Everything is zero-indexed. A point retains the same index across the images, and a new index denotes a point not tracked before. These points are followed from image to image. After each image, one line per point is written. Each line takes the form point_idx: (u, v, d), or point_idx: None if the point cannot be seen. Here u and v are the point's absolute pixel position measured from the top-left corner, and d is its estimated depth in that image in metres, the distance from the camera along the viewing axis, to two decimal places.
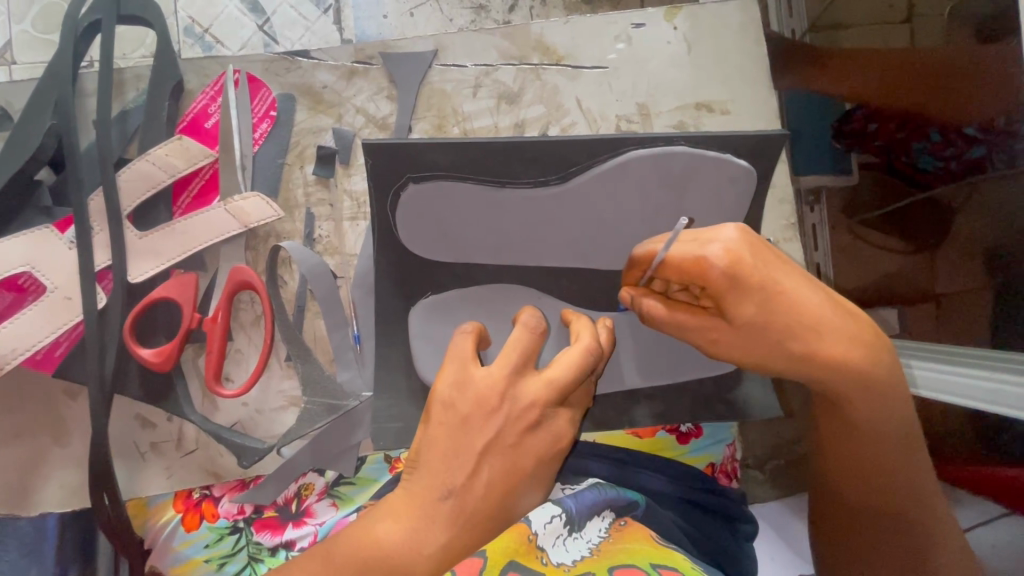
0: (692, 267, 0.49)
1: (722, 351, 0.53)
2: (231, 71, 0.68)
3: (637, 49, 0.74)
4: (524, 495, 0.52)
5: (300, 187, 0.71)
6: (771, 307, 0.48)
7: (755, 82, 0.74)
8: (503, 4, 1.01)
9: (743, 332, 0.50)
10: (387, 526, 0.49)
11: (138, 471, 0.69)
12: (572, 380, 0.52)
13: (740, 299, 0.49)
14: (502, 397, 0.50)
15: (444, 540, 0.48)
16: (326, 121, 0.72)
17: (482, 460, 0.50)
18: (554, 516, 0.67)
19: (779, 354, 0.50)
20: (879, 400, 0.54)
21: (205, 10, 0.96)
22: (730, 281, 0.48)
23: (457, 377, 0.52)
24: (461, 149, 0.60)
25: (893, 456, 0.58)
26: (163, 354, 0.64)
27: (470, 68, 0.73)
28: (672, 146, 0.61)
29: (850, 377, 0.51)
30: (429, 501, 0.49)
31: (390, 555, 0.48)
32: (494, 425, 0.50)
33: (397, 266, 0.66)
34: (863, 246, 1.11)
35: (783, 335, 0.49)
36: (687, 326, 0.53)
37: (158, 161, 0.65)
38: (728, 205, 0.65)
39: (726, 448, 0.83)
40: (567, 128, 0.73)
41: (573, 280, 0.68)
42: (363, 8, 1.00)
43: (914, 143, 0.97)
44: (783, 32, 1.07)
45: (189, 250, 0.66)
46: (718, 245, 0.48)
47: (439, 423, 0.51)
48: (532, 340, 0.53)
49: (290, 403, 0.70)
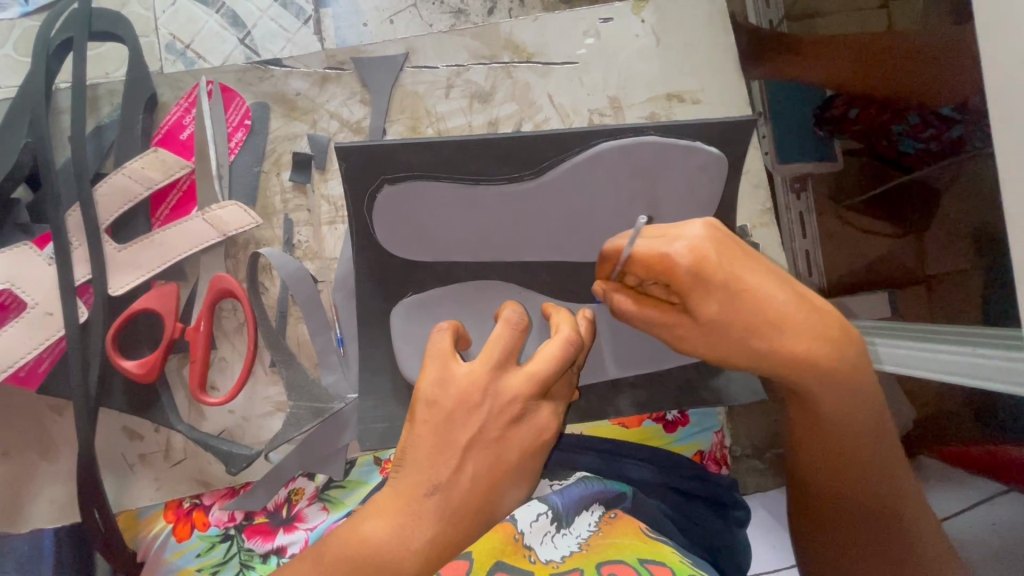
0: (658, 264, 0.50)
1: (690, 347, 0.54)
2: (203, 82, 0.69)
3: (606, 43, 0.75)
4: (507, 492, 0.52)
5: (278, 195, 0.72)
6: (735, 305, 0.49)
7: (724, 70, 0.75)
8: (482, 8, 1.02)
9: (709, 329, 0.51)
10: (376, 523, 0.49)
11: (128, 483, 0.69)
12: (553, 372, 0.52)
13: (705, 296, 0.50)
14: (483, 393, 0.50)
15: (430, 535, 0.49)
16: (301, 127, 0.72)
17: (466, 456, 0.50)
18: (541, 514, 0.69)
19: (744, 351, 0.51)
20: (848, 393, 0.54)
21: (186, 26, 0.97)
22: (695, 278, 0.49)
23: (440, 375, 0.52)
24: (434, 149, 0.61)
25: (863, 448, 0.59)
26: (146, 365, 0.65)
27: (442, 69, 0.74)
28: (642, 136, 0.62)
29: (815, 373, 0.52)
30: (414, 497, 0.49)
31: (377, 553, 0.48)
32: (477, 424, 0.50)
33: (376, 269, 0.67)
34: (849, 231, 1.13)
35: (746, 333, 0.50)
36: (656, 320, 0.54)
37: (135, 174, 0.66)
38: (702, 193, 0.66)
39: (714, 435, 0.84)
40: (540, 124, 0.74)
41: (550, 273, 0.69)
42: (342, 17, 1.01)
43: (893, 126, 0.96)
44: (761, 23, 1.07)
45: (168, 260, 0.66)
46: (683, 242, 0.49)
47: (423, 422, 0.51)
48: (514, 336, 0.53)
49: (277, 408, 0.71)
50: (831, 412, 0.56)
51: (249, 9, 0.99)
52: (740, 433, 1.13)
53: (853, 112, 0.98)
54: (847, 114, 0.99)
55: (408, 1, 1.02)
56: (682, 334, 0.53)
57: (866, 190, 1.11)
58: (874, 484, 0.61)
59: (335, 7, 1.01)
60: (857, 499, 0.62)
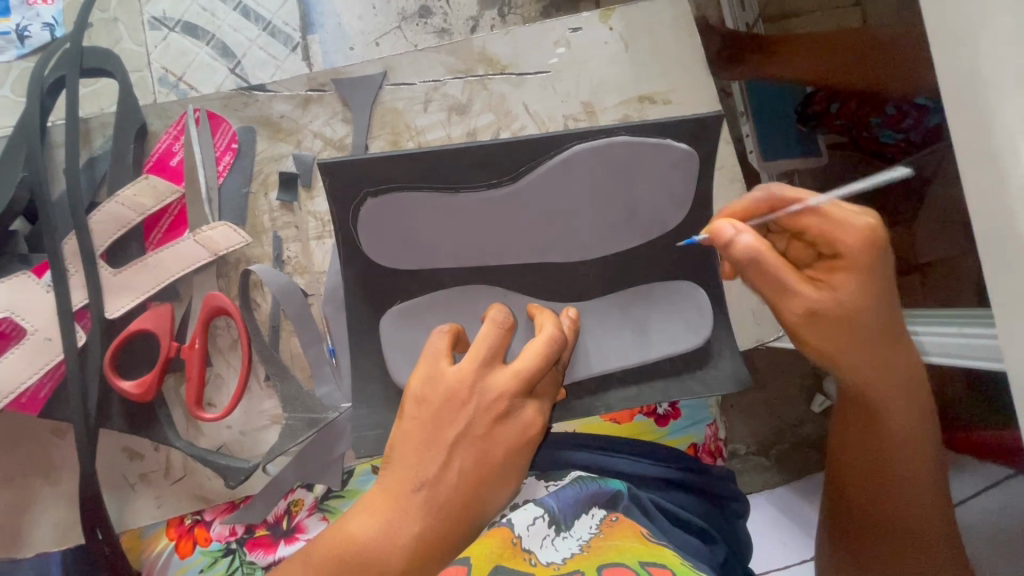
0: (837, 228, 0.53)
1: (812, 322, 0.54)
2: (191, 109, 0.71)
3: (576, 53, 0.77)
4: (490, 494, 0.52)
5: (267, 213, 0.74)
6: (876, 295, 0.53)
7: (694, 71, 0.77)
8: (465, 26, 1.06)
9: (843, 309, 0.53)
10: (363, 522, 0.50)
11: (129, 503, 0.70)
12: (537, 370, 0.53)
13: (855, 278, 0.53)
14: (470, 390, 0.52)
15: (417, 530, 0.50)
16: (286, 148, 0.75)
17: (453, 451, 0.51)
18: (537, 518, 0.69)
19: (861, 337, 0.54)
20: (917, 414, 0.59)
21: (178, 59, 1.01)
22: (860, 253, 0.52)
23: (429, 374, 0.53)
24: (414, 160, 0.63)
25: (916, 481, 0.61)
26: (142, 385, 0.66)
27: (419, 85, 0.76)
28: (615, 137, 0.64)
29: (899, 383, 0.57)
30: (401, 494, 0.50)
31: (362, 550, 0.49)
32: (465, 422, 0.52)
33: (364, 280, 0.69)
34: None
35: (874, 326, 0.54)
36: (790, 282, 0.53)
37: (127, 202, 0.68)
38: (676, 188, 0.68)
39: (707, 428, 0.85)
40: (517, 132, 0.77)
41: (534, 275, 0.71)
42: (329, 43, 1.05)
43: (872, 118, 0.99)
44: (739, 26, 1.11)
45: (161, 282, 0.68)
46: (866, 222, 0.52)
47: (411, 419, 0.53)
48: (500, 335, 0.54)
49: (273, 421, 0.72)
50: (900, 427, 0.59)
51: (238, 39, 1.03)
52: (741, 431, 1.13)
53: (834, 107, 1.02)
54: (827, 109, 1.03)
55: (393, 24, 1.06)
56: (810, 305, 0.53)
57: None
58: (918, 516, 0.61)
59: (322, 32, 1.05)
60: (886, 521, 0.62)
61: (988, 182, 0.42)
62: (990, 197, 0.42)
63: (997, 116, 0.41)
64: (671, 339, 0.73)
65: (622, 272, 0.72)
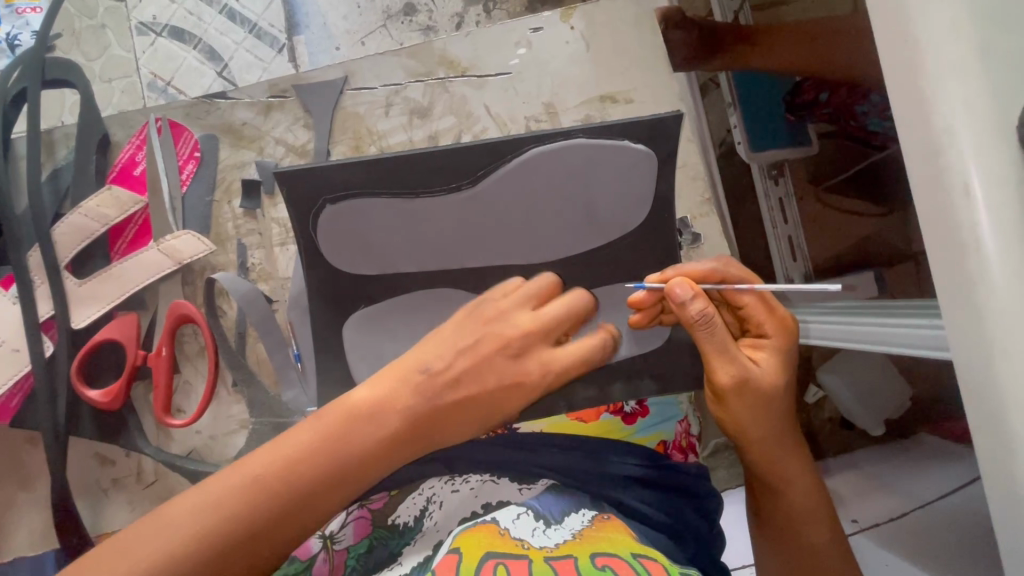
0: (759, 312, 0.62)
1: (740, 386, 0.59)
2: (151, 119, 0.72)
3: (537, 52, 0.77)
4: (486, 402, 0.60)
5: (230, 221, 0.75)
6: (785, 376, 0.62)
7: (656, 69, 0.77)
8: (449, 23, 1.06)
9: (764, 379, 0.60)
10: (365, 389, 0.57)
11: (102, 508, 0.71)
12: (560, 316, 0.62)
13: (774, 356, 0.61)
14: (495, 317, 0.61)
15: (413, 402, 0.57)
16: (248, 155, 0.75)
17: (457, 356, 0.59)
18: (522, 514, 0.65)
19: (769, 412, 0.61)
20: (812, 494, 0.65)
21: (166, 63, 1.03)
22: (780, 335, 0.62)
23: (469, 306, 0.63)
24: (369, 166, 0.64)
25: (812, 556, 0.64)
26: (110, 394, 0.67)
27: (380, 89, 0.77)
28: (571, 139, 0.64)
29: (794, 457, 0.64)
30: (409, 372, 0.58)
31: (367, 410, 0.56)
32: (474, 336, 0.60)
33: (326, 285, 0.70)
34: (832, 213, 1.17)
35: (780, 403, 0.62)
36: (732, 352, 0.58)
37: (91, 213, 0.69)
38: (635, 189, 0.68)
39: (676, 425, 0.87)
40: (478, 134, 0.77)
41: (498, 276, 0.71)
42: (314, 43, 1.05)
43: (858, 107, 0.96)
44: (727, 15, 1.07)
45: (127, 292, 0.69)
46: (781, 314, 0.62)
47: (447, 323, 0.62)
48: (546, 293, 0.65)
49: (241, 426, 0.74)
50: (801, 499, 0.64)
51: (224, 42, 1.04)
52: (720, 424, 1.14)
53: (824, 95, 0.98)
54: (817, 98, 1.00)
55: (378, 22, 1.05)
56: (742, 375, 0.59)
57: (842, 171, 1.16)
58: None
59: (307, 33, 1.05)
60: None
61: (930, 177, 0.34)
62: (933, 194, 0.34)
63: (938, 110, 0.33)
64: (635, 338, 0.73)
65: (584, 272, 0.72)
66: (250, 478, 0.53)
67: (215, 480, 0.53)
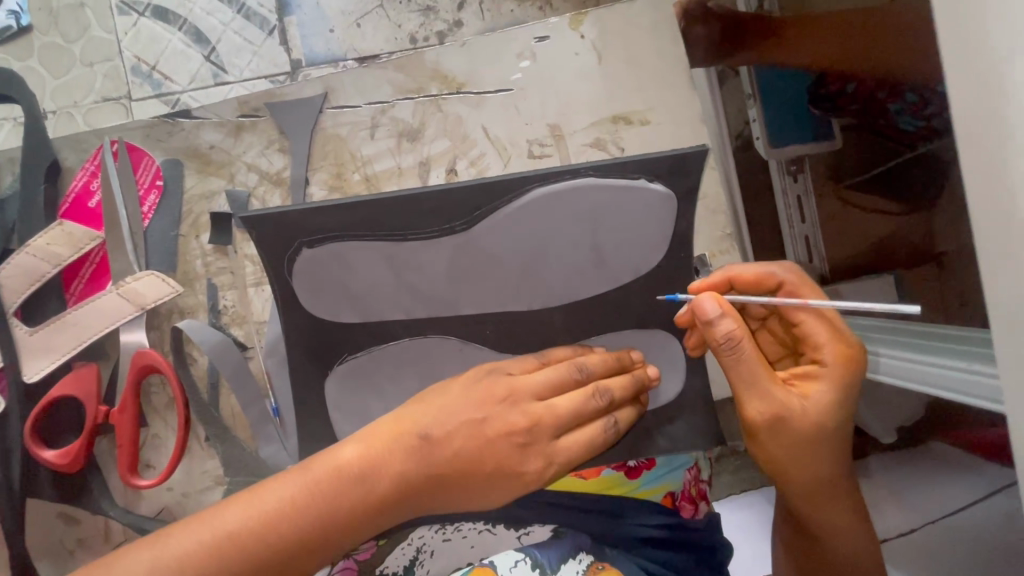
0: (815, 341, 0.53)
1: (773, 425, 0.51)
2: (107, 142, 0.64)
3: (541, 65, 0.68)
4: (488, 472, 0.54)
5: (199, 258, 0.69)
6: (837, 420, 0.53)
7: (674, 85, 0.67)
8: (452, 2, 0.93)
9: (807, 420, 0.51)
10: (353, 451, 0.52)
11: (67, 568, 0.67)
12: (571, 421, 0.55)
13: (830, 395, 0.52)
14: (504, 395, 0.55)
15: (404, 470, 0.51)
16: (218, 183, 0.68)
17: (456, 428, 0.53)
18: (520, 561, 0.63)
19: (812, 458, 0.53)
20: (857, 546, 0.56)
21: (149, 45, 0.93)
22: (838, 372, 0.52)
23: (478, 373, 0.57)
24: (350, 209, 0.56)
25: None
26: (69, 455, 0.62)
27: (364, 107, 0.68)
28: (579, 178, 0.56)
29: (840, 505, 0.56)
30: (408, 433, 0.53)
31: (356, 474, 0.50)
32: (481, 412, 0.54)
33: (302, 336, 0.63)
34: (853, 212, 1.01)
35: (826, 450, 0.53)
36: (765, 387, 0.51)
37: (39, 252, 0.62)
38: (651, 235, 0.59)
39: (685, 473, 0.78)
40: (475, 161, 0.68)
41: (495, 326, 0.64)
42: (308, 25, 0.93)
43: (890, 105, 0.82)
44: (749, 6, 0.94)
45: (83, 341, 0.63)
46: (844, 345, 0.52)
47: (459, 383, 0.57)
48: (556, 381, 0.56)
49: (216, 481, 0.69)
50: (831, 549, 0.57)
51: (211, 23, 0.94)
52: None
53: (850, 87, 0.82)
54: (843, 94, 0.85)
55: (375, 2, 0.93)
56: (782, 420, 0.51)
57: (865, 168, 1.00)
58: None
59: (300, 13, 0.94)
60: None
61: None
62: None
63: None
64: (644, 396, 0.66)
65: (590, 322, 0.64)
66: (220, 531, 0.47)
67: (185, 527, 0.48)
